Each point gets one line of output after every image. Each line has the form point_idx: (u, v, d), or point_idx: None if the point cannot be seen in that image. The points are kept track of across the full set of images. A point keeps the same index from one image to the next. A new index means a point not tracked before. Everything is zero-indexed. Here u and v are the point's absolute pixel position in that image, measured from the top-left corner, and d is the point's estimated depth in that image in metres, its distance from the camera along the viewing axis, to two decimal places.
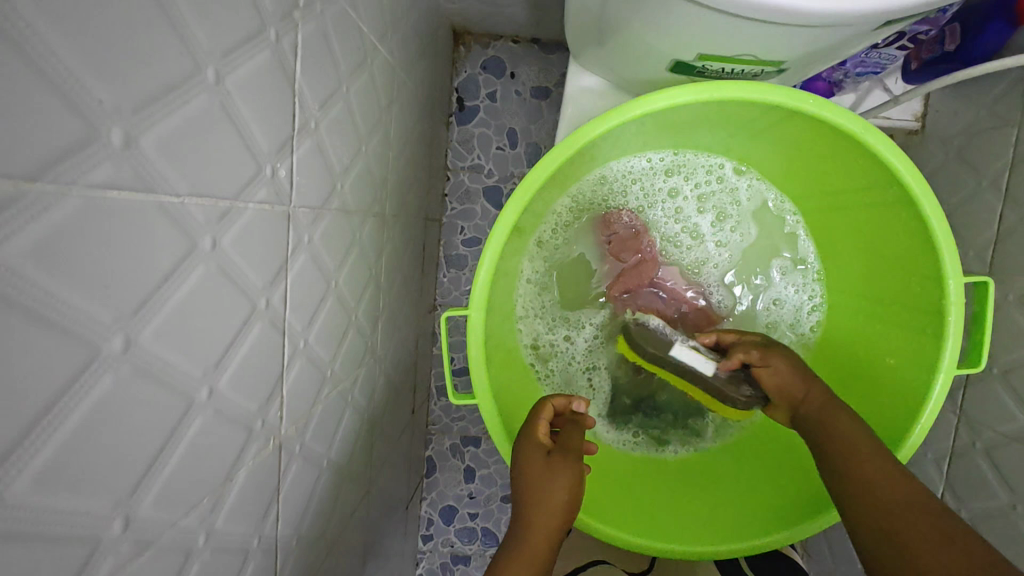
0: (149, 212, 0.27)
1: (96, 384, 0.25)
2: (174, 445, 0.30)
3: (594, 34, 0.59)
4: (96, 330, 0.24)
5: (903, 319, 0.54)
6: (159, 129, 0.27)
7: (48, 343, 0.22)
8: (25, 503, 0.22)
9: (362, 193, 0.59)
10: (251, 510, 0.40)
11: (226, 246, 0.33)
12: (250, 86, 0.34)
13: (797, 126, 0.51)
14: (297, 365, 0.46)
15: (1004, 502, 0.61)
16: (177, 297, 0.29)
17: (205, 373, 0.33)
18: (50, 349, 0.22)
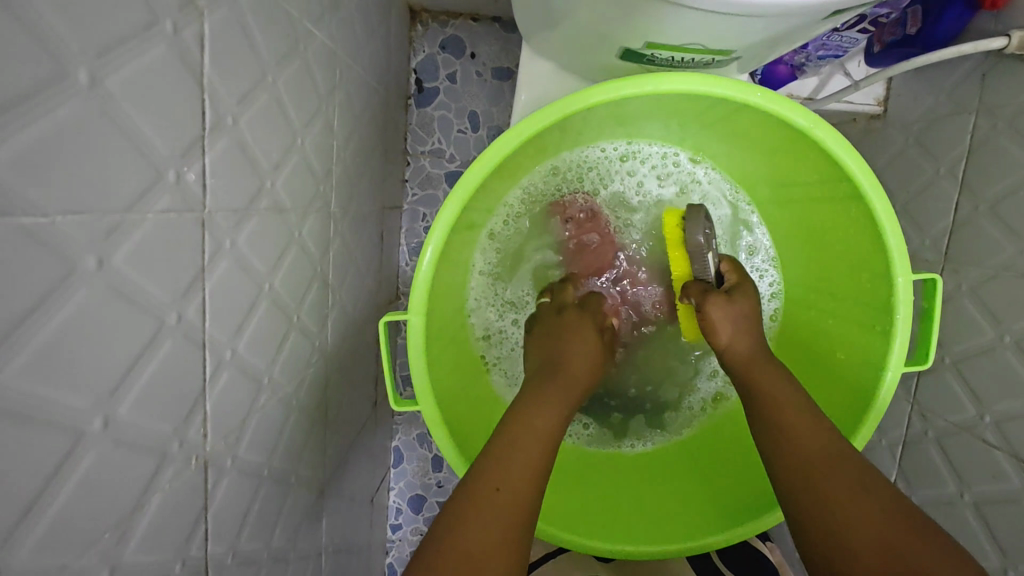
0: (4, 237, 0.24)
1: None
2: (59, 484, 0.28)
3: (541, 18, 0.56)
4: None
5: (854, 313, 0.53)
6: (13, 144, 0.24)
7: None
8: None
9: (299, 188, 0.55)
10: (171, 534, 0.38)
11: (117, 263, 0.30)
12: (142, 87, 0.31)
13: (747, 118, 0.50)
14: (224, 377, 0.44)
15: (951, 491, 0.62)
16: (49, 328, 0.27)
17: (98, 402, 0.30)
18: None
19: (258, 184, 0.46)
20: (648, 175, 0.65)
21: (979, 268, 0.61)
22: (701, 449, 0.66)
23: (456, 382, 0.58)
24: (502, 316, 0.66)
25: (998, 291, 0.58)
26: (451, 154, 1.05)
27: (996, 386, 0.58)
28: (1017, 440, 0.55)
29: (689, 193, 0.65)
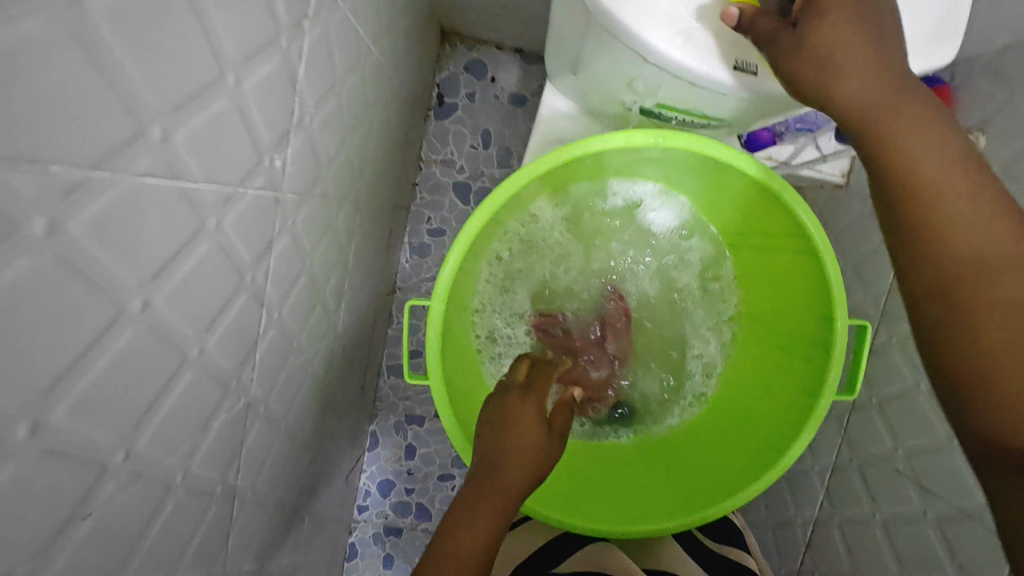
0: (173, 196, 0.31)
1: (119, 337, 0.29)
2: (167, 394, 0.35)
3: (566, 63, 0.65)
4: (123, 291, 0.29)
5: (804, 351, 0.62)
6: (190, 127, 0.31)
7: (91, 299, 0.26)
8: (66, 430, 0.27)
9: (341, 182, 0.64)
10: (219, 459, 0.45)
11: (226, 226, 0.38)
12: (262, 89, 0.39)
13: (731, 176, 0.60)
14: (269, 335, 0.51)
15: (867, 510, 0.73)
16: (183, 271, 0.34)
17: (198, 334, 0.37)
18: (92, 305, 0.27)
19: (315, 171, 0.54)
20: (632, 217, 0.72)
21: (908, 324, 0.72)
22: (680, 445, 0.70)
23: (458, 376, 0.64)
24: (501, 327, 0.72)
25: None
26: (461, 166, 1.13)
27: (911, 424, 0.68)
28: (922, 471, 0.66)
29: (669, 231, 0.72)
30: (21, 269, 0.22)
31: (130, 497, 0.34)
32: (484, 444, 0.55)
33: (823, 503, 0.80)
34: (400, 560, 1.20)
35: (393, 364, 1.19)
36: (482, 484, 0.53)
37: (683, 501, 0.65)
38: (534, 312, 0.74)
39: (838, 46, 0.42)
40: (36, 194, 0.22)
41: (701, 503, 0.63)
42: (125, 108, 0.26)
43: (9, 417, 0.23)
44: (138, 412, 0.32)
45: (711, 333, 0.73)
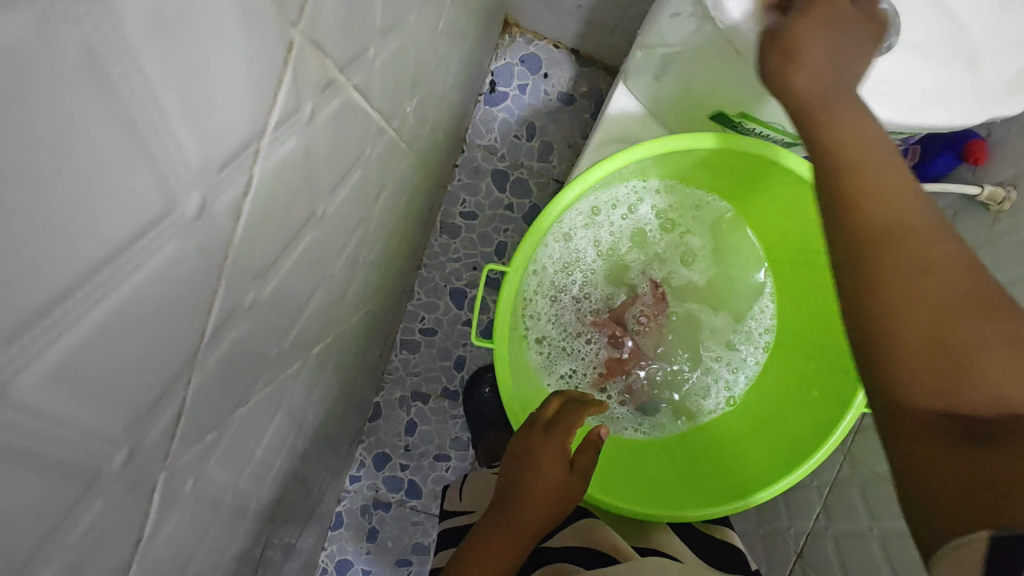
0: (361, 116, 0.33)
1: (305, 239, 0.32)
2: (305, 302, 0.37)
3: (650, 68, 0.67)
4: (319, 197, 0.31)
5: (835, 364, 0.67)
6: (383, 54, 0.34)
7: (303, 194, 0.29)
8: (256, 303, 0.29)
9: (421, 143, 0.66)
10: (303, 384, 0.46)
11: (372, 157, 0.40)
12: (415, 35, 0.42)
13: (797, 191, 0.64)
14: (355, 275, 0.53)
15: (864, 525, 0.78)
16: (345, 192, 0.36)
17: (332, 255, 0.39)
18: (299, 201, 0.29)
19: (416, 129, 0.57)
20: (680, 222, 0.76)
21: None
22: (700, 446, 0.74)
23: (513, 356, 0.67)
24: (549, 311, 0.74)
25: None
26: (502, 154, 1.15)
27: None
28: None
29: (709, 237, 0.77)
30: (291, 146, 0.26)
31: (258, 389, 0.35)
32: (515, 471, 0.64)
33: (819, 516, 0.85)
34: (384, 535, 1.20)
35: (407, 339, 1.19)
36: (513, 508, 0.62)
37: (692, 493, 0.68)
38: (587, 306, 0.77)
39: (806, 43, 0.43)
40: (315, 81, 0.25)
41: (712, 498, 0.66)
42: (361, 25, 0.28)
43: (247, 285, 0.28)
44: (290, 315, 0.35)
45: (744, 344, 0.78)
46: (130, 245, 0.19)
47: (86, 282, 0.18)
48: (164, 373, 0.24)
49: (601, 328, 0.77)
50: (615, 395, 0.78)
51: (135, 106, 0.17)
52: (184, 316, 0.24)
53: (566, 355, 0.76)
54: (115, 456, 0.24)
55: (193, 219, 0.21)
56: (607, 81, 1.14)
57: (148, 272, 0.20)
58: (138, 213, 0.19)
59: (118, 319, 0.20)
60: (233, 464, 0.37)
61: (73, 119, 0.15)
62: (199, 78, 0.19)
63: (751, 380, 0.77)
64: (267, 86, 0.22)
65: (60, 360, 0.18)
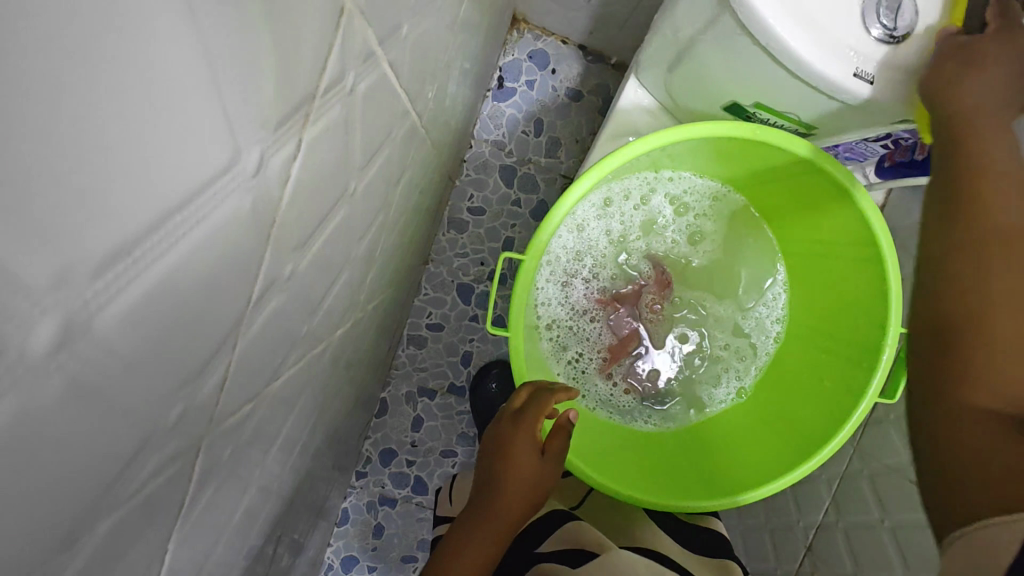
0: (392, 92, 0.34)
1: (338, 215, 0.32)
2: (331, 281, 0.37)
3: (663, 59, 0.67)
4: (353, 170, 0.31)
5: (847, 354, 0.67)
6: (413, 32, 0.34)
7: (340, 165, 0.29)
8: (292, 274, 0.29)
9: (436, 132, 0.66)
10: (322, 368, 0.46)
11: (397, 139, 0.40)
12: (438, 18, 0.42)
13: (811, 180, 0.64)
14: (373, 262, 0.53)
15: (874, 517, 0.78)
16: (374, 170, 0.36)
17: (357, 236, 0.39)
18: (338, 171, 0.29)
19: (434, 117, 0.57)
20: (690, 212, 0.76)
21: None
22: (709, 437, 0.75)
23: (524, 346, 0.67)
24: (561, 300, 0.74)
25: None
26: (510, 150, 1.16)
27: None
28: None
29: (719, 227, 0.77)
30: (334, 115, 0.26)
31: (286, 367, 0.35)
32: (489, 469, 0.65)
33: (828, 509, 0.85)
34: (390, 531, 1.19)
35: (414, 334, 1.19)
36: (490, 501, 0.63)
37: (703, 483, 0.68)
38: (598, 293, 0.77)
39: (984, 54, 0.46)
40: (361, 49, 0.26)
41: (724, 488, 0.67)
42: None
43: (288, 255, 0.28)
44: (319, 293, 0.35)
45: (756, 333, 0.78)
46: (199, 193, 0.19)
47: (160, 227, 0.18)
48: (214, 333, 0.24)
49: (606, 310, 0.77)
50: (618, 380, 0.78)
51: (213, 46, 0.17)
52: (235, 278, 0.24)
53: (577, 344, 0.76)
54: (168, 414, 0.24)
55: (252, 175, 0.22)
56: (614, 78, 1.14)
57: (211, 225, 0.21)
58: (208, 159, 0.19)
59: (183, 270, 0.20)
60: (259, 444, 0.37)
61: (159, 51, 0.15)
62: (269, 23, 0.19)
63: (762, 371, 0.77)
64: (323, 46, 0.23)
65: (130, 305, 0.19)
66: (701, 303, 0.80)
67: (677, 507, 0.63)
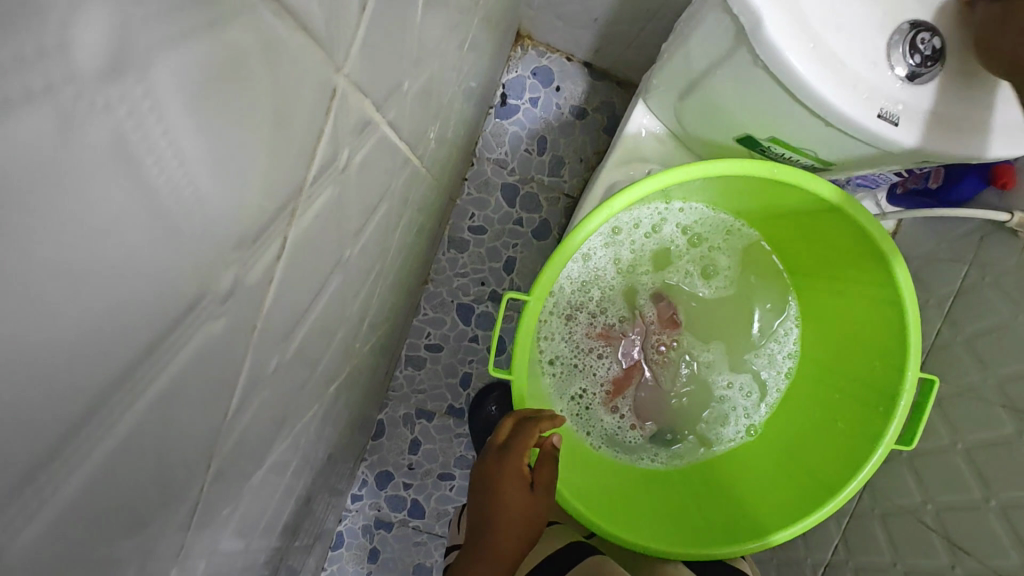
0: (389, 151, 0.32)
1: (325, 283, 0.30)
2: (322, 347, 0.35)
3: (675, 88, 0.65)
4: (342, 237, 0.29)
5: (862, 397, 0.65)
6: (412, 87, 0.32)
7: (328, 234, 0.27)
8: (271, 359, 0.27)
9: (438, 162, 0.64)
10: (313, 423, 0.43)
11: (396, 188, 0.38)
12: (441, 60, 0.39)
13: (827, 219, 0.62)
14: (371, 303, 0.50)
15: (887, 559, 0.75)
16: (369, 231, 0.34)
17: (352, 295, 0.37)
18: (323, 242, 0.27)
19: (436, 151, 0.55)
20: (702, 246, 0.74)
21: (946, 384, 0.75)
22: (716, 477, 0.72)
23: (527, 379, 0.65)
24: (565, 331, 0.72)
25: (958, 407, 0.72)
26: (513, 168, 1.13)
27: (942, 481, 0.71)
28: (952, 528, 0.68)
29: (729, 258, 0.74)
30: (322, 194, 0.25)
31: (268, 440, 0.33)
32: (480, 498, 0.64)
33: (837, 548, 0.83)
34: (386, 556, 1.16)
35: (413, 355, 1.16)
36: (486, 530, 0.63)
37: (709, 527, 0.66)
38: (602, 325, 0.74)
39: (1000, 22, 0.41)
40: (352, 126, 0.25)
41: (731, 534, 0.64)
42: (391, 60, 0.27)
43: (272, 348, 0.27)
44: (307, 361, 0.33)
45: (767, 369, 0.75)
46: (156, 345, 0.18)
47: (104, 399, 0.17)
48: (176, 449, 0.22)
49: (608, 344, 0.74)
50: (626, 415, 0.75)
51: (168, 194, 0.16)
52: (200, 389, 0.22)
53: (579, 377, 0.73)
54: (123, 546, 0.22)
55: (222, 301, 0.21)
56: (620, 95, 1.12)
57: (160, 384, 0.19)
58: (167, 305, 0.18)
59: (128, 438, 0.19)
60: (243, 517, 0.35)
61: (105, 216, 0.14)
62: (235, 144, 0.18)
63: (772, 411, 0.75)
64: (306, 150, 0.22)
65: (82, 476, 0.17)
66: (692, 352, 0.77)
67: (684, 555, 0.61)
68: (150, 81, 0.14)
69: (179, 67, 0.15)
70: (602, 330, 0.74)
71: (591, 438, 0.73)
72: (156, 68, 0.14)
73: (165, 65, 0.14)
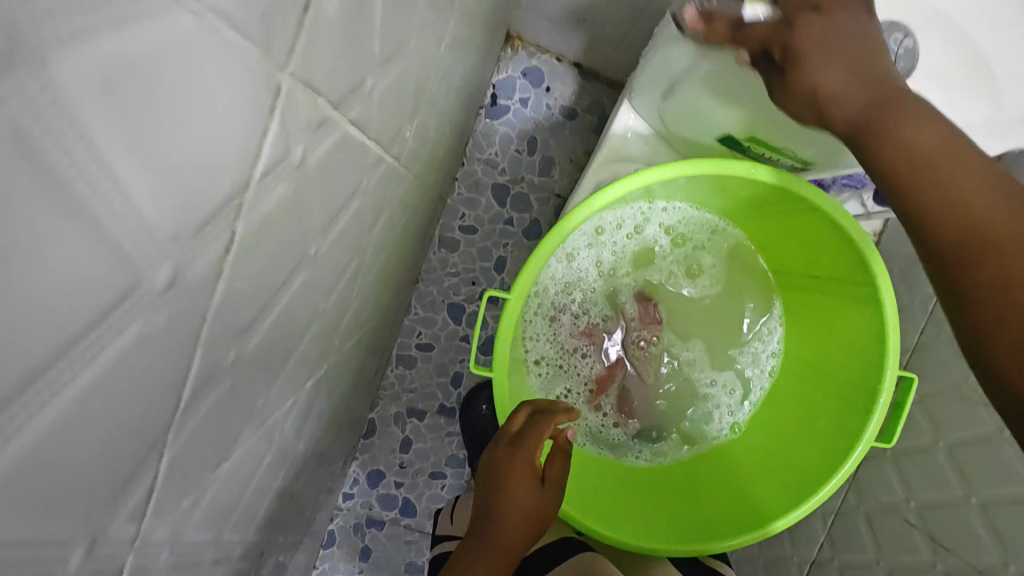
0: (353, 148, 0.32)
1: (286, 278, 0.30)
2: (290, 342, 0.35)
3: (656, 88, 0.65)
4: (302, 233, 0.30)
5: (842, 394, 0.65)
6: (376, 87, 0.32)
7: (283, 227, 0.28)
8: (228, 351, 0.28)
9: (420, 162, 0.64)
10: (289, 419, 0.44)
11: (368, 187, 0.38)
12: (414, 60, 0.40)
13: (807, 218, 0.62)
14: (351, 300, 0.51)
15: (870, 556, 0.75)
16: (336, 229, 0.35)
17: (323, 291, 0.38)
18: (279, 235, 0.28)
19: (416, 149, 0.55)
20: (686, 245, 0.74)
21: (929, 382, 0.75)
22: (700, 475, 0.73)
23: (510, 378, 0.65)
24: (549, 330, 0.72)
25: (941, 405, 0.73)
26: (503, 168, 1.14)
27: (925, 479, 0.71)
28: (934, 525, 0.69)
29: (714, 256, 0.75)
30: (276, 189, 0.26)
31: (234, 433, 0.33)
32: (484, 493, 0.61)
33: (823, 546, 0.83)
34: (377, 554, 1.17)
35: (404, 354, 1.17)
36: (490, 526, 0.60)
37: (692, 525, 0.66)
38: (586, 324, 0.75)
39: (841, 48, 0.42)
40: (306, 122, 0.26)
41: (713, 533, 0.64)
42: (347, 60, 0.27)
43: (230, 340, 0.28)
44: (272, 356, 0.33)
45: (750, 367, 0.76)
46: (87, 333, 0.19)
47: (33, 383, 0.18)
48: (124, 436, 0.23)
49: (592, 342, 0.75)
50: (609, 413, 0.76)
51: (79, 179, 0.16)
52: (147, 376, 0.23)
53: (564, 376, 0.74)
54: (70, 530, 0.22)
55: (161, 290, 0.21)
56: (610, 96, 1.12)
57: (101, 372, 0.20)
58: (96, 295, 0.18)
59: (67, 421, 0.19)
60: (212, 509, 0.35)
61: (15, 204, 0.15)
62: (158, 136, 0.18)
63: (756, 409, 0.75)
64: (246, 142, 0.23)
65: (21, 458, 0.18)
66: (671, 350, 0.78)
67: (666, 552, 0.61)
68: (51, 74, 0.14)
69: (85, 60, 0.15)
70: (586, 329, 0.75)
71: (576, 436, 0.73)
72: (57, 59, 0.14)
73: (67, 57, 0.14)
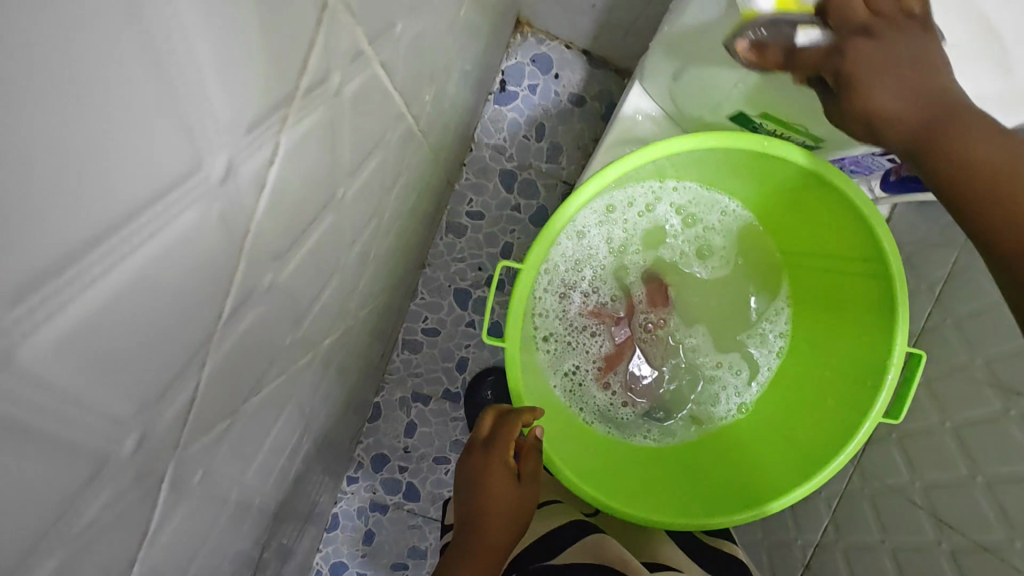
0: (376, 93, 0.33)
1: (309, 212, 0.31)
2: (311, 287, 0.36)
3: (667, 68, 0.65)
4: (328, 166, 0.32)
5: (851, 371, 0.65)
6: (399, 35, 0.33)
7: (318, 154, 0.31)
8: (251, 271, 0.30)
9: (434, 135, 0.65)
10: (306, 374, 0.45)
11: (389, 142, 0.39)
12: (435, 19, 0.41)
13: (818, 195, 0.62)
14: (366, 264, 0.51)
15: (875, 537, 0.76)
16: (358, 177, 0.36)
17: (344, 241, 0.39)
18: (313, 161, 0.30)
19: (432, 118, 0.56)
20: (694, 227, 0.75)
21: (935, 364, 0.76)
22: (707, 454, 0.73)
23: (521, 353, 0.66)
24: (558, 307, 0.73)
25: (947, 386, 0.73)
26: (511, 154, 1.14)
27: (932, 459, 0.72)
28: (940, 505, 0.69)
29: (721, 237, 0.76)
30: (318, 112, 0.28)
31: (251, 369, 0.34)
32: (466, 497, 0.66)
33: (827, 528, 0.83)
34: (380, 538, 1.17)
35: (410, 338, 1.17)
36: (473, 527, 0.64)
37: (700, 500, 0.66)
38: (594, 302, 0.75)
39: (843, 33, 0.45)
40: (344, 52, 0.29)
41: (721, 508, 0.65)
42: None
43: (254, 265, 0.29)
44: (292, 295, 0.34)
45: (758, 347, 0.76)
46: (161, 198, 0.22)
47: (111, 238, 0.20)
48: (158, 329, 0.25)
49: (600, 321, 0.76)
50: (617, 391, 0.76)
51: (166, 48, 0.19)
52: (192, 267, 0.25)
53: (572, 353, 0.74)
54: (95, 418, 0.24)
55: (220, 179, 0.24)
56: (618, 83, 1.13)
57: (148, 253, 0.22)
58: (169, 166, 0.21)
59: (121, 292, 0.21)
60: (229, 448, 0.36)
61: (115, 58, 0.17)
62: (231, 28, 0.21)
63: (764, 390, 0.75)
64: (299, 53, 0.25)
65: (72, 319, 0.20)
66: (676, 335, 0.80)
67: (674, 525, 0.61)
68: None
69: None
70: (594, 306, 0.75)
71: (584, 414, 0.73)
72: None
73: None
